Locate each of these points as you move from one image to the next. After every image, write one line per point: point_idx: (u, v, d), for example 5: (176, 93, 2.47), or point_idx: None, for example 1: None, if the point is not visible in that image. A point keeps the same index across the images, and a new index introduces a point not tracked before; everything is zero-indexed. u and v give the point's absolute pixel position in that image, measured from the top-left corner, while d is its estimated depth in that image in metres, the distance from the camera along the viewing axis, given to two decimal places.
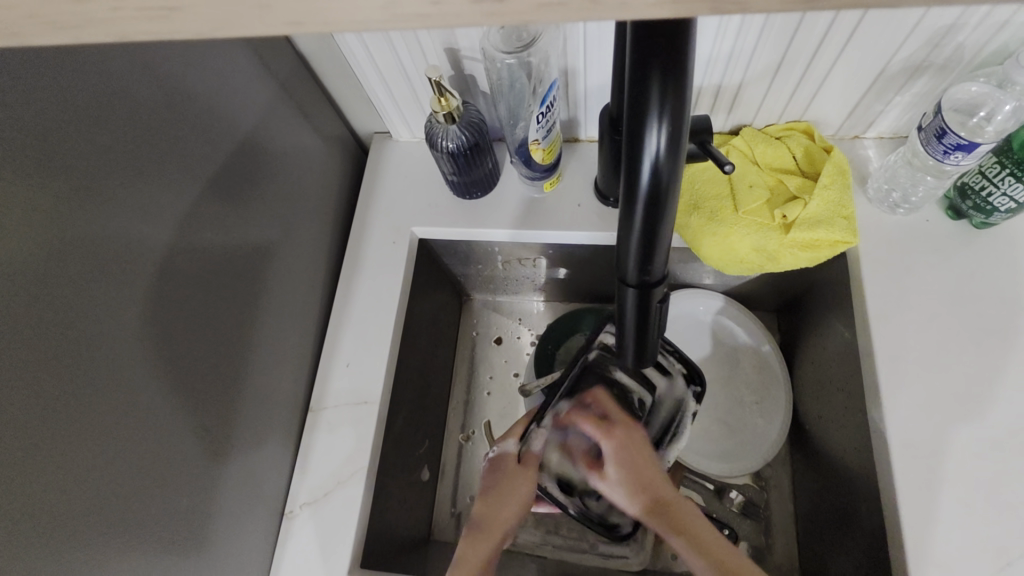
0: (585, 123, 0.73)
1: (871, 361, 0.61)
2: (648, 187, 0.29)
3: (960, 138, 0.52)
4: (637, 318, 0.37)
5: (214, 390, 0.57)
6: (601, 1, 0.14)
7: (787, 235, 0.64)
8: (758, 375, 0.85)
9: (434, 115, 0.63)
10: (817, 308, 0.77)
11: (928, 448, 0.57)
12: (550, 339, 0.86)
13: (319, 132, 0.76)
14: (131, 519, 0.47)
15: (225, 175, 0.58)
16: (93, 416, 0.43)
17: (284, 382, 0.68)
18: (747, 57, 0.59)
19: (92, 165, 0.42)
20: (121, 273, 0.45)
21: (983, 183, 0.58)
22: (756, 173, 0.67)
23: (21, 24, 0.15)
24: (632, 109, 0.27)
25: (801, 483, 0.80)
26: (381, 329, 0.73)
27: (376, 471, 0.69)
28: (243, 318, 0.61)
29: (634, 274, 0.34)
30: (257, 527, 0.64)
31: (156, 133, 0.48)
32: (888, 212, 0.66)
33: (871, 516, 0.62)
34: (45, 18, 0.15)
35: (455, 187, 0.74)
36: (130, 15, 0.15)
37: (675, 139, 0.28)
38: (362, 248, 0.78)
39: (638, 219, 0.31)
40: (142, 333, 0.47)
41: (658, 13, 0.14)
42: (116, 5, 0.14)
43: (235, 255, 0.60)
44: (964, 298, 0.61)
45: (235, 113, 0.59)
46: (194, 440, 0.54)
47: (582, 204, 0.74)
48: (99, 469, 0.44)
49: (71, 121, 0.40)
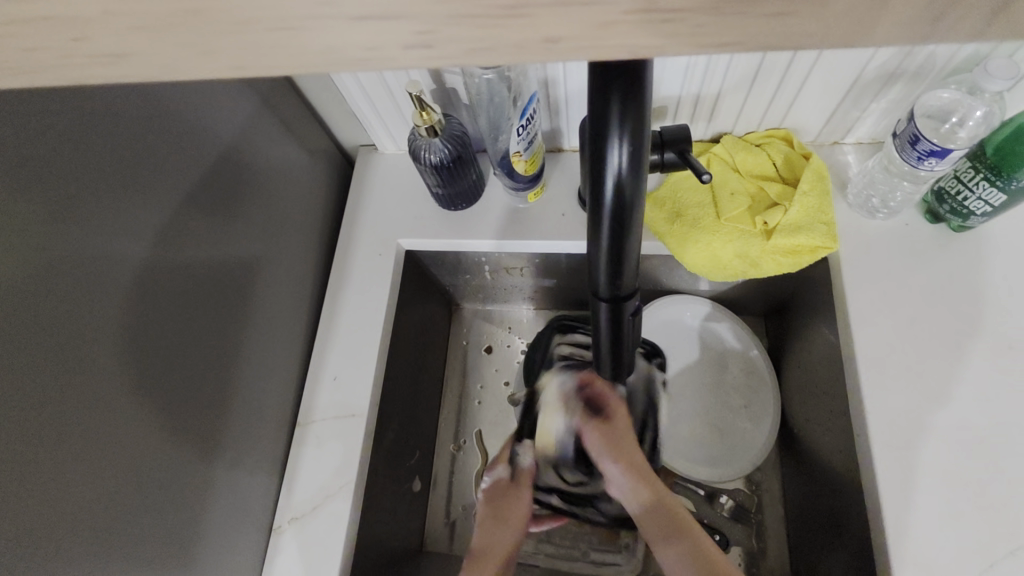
0: (568, 133, 0.74)
1: (853, 365, 0.62)
2: (612, 204, 0.30)
3: (933, 144, 0.53)
4: (611, 331, 0.37)
5: (201, 406, 0.57)
6: (530, 45, 0.14)
7: (768, 241, 0.65)
8: (746, 379, 0.86)
9: (416, 128, 0.64)
10: (802, 313, 0.78)
11: (911, 451, 0.57)
12: (538, 347, 0.86)
13: (303, 146, 0.76)
14: (117, 540, 0.47)
15: (207, 192, 0.58)
16: (76, 438, 0.43)
17: (272, 396, 0.68)
18: (724, 67, 0.60)
19: (74, 187, 0.42)
20: (104, 293, 0.45)
21: (958, 187, 0.59)
22: (737, 180, 0.68)
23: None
24: (593, 127, 0.28)
25: (790, 486, 0.80)
26: (369, 341, 0.73)
27: (365, 484, 0.69)
28: (228, 333, 0.62)
29: (605, 288, 0.34)
30: (246, 543, 0.64)
31: (139, 153, 0.49)
32: (867, 217, 0.67)
33: (859, 519, 0.62)
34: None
35: (440, 199, 0.74)
36: (75, 62, 0.15)
37: (636, 155, 0.28)
38: (348, 260, 0.78)
39: (605, 234, 0.31)
40: (126, 352, 0.47)
41: (587, 55, 0.15)
42: (62, 52, 0.15)
43: (219, 270, 0.60)
44: (944, 301, 0.62)
45: (216, 130, 0.59)
46: (180, 457, 0.54)
47: (567, 213, 0.74)
48: (84, 491, 0.44)
49: (53, 146, 0.41)
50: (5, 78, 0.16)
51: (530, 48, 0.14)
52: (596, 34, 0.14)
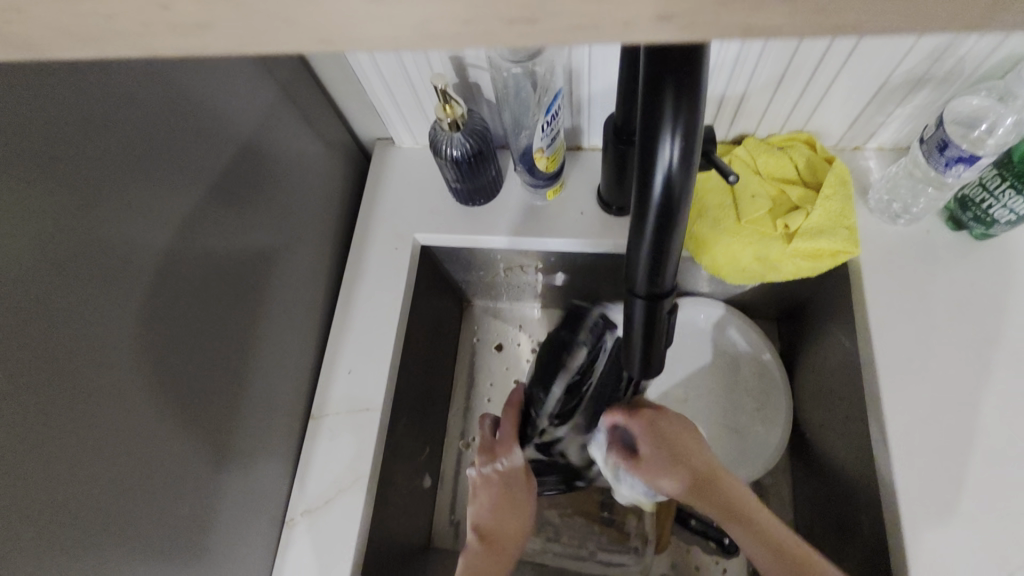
0: (588, 131, 0.73)
1: (873, 370, 0.62)
2: (659, 200, 0.29)
3: (961, 151, 0.53)
4: (645, 329, 0.37)
5: (215, 398, 0.57)
6: (629, 23, 0.14)
7: (789, 244, 0.65)
8: (758, 383, 0.85)
9: (438, 122, 0.63)
10: (818, 317, 0.77)
11: (930, 457, 0.57)
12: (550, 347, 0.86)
13: (322, 137, 0.76)
14: (131, 527, 0.47)
15: (227, 181, 0.58)
16: (95, 421, 0.43)
17: (286, 388, 0.68)
18: (750, 69, 0.59)
19: (96, 171, 0.42)
20: (121, 278, 0.45)
21: (983, 194, 0.59)
22: (759, 183, 0.67)
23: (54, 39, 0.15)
24: (645, 121, 0.28)
25: (801, 491, 0.80)
26: (383, 335, 0.73)
27: (377, 478, 0.69)
28: (245, 323, 0.61)
29: (643, 285, 0.34)
30: (257, 535, 0.64)
31: (160, 139, 0.48)
32: (889, 222, 0.67)
33: (872, 525, 0.62)
34: (79, 34, 0.15)
35: (458, 194, 0.74)
36: (159, 31, 0.15)
37: (688, 151, 0.28)
38: (364, 253, 0.78)
39: (648, 231, 0.31)
40: (144, 337, 0.47)
41: (682, 37, 0.14)
42: (147, 22, 0.15)
43: (237, 260, 0.60)
44: (965, 309, 0.62)
45: (237, 119, 0.59)
46: (195, 448, 0.54)
47: (585, 211, 0.74)
48: (99, 475, 0.43)
49: (76, 128, 0.41)
50: (85, 48, 0.16)
51: (631, 25, 0.14)
52: (704, 13, 0.14)
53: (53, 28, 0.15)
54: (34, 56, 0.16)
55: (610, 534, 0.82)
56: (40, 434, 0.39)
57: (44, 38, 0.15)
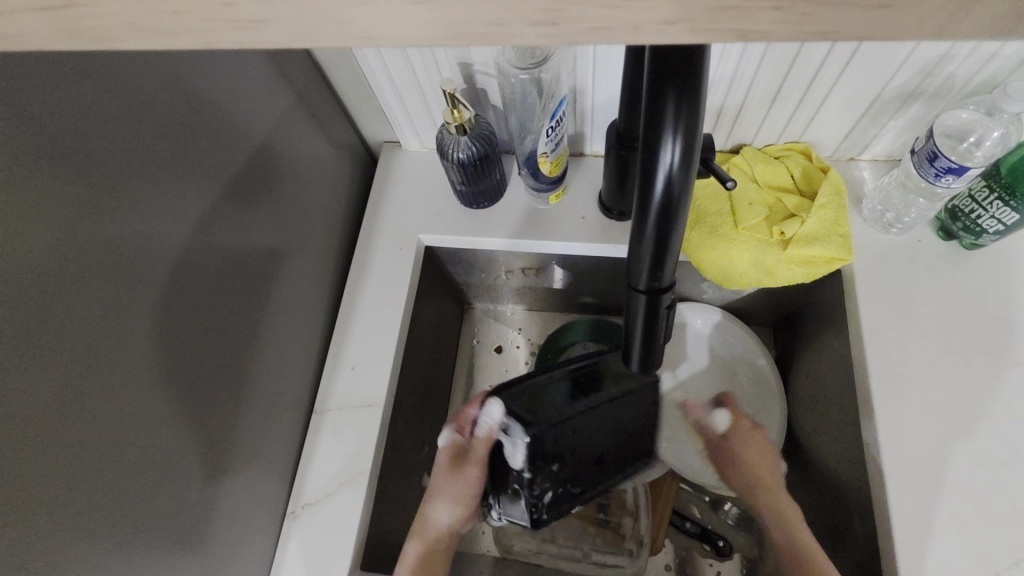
0: (591, 138, 0.75)
1: (865, 375, 0.63)
2: (660, 198, 0.31)
3: (950, 162, 0.55)
4: (646, 323, 0.39)
5: (222, 389, 0.58)
6: (642, 27, 0.16)
7: (785, 251, 0.67)
8: (753, 387, 0.86)
9: (445, 125, 0.65)
10: (813, 324, 0.79)
11: (919, 460, 0.58)
12: (550, 349, 0.87)
13: (331, 139, 0.77)
14: (137, 512, 0.48)
15: (240, 178, 0.59)
16: (107, 405, 0.44)
17: (290, 382, 0.69)
18: (748, 81, 0.61)
19: (117, 165, 0.44)
20: (137, 268, 0.46)
21: (972, 206, 0.60)
22: (755, 191, 0.69)
23: (123, 32, 0.17)
24: (648, 125, 0.29)
25: (795, 495, 0.81)
26: (387, 333, 0.75)
27: (378, 473, 0.70)
28: (253, 318, 0.63)
29: (644, 281, 0.36)
30: (259, 527, 0.65)
31: (178, 136, 0.50)
32: (882, 231, 0.68)
33: (863, 527, 0.63)
34: (145, 27, 0.17)
35: (463, 197, 0.75)
36: (218, 26, 0.17)
37: (687, 153, 0.30)
38: (369, 253, 0.79)
39: (650, 228, 0.33)
40: (155, 326, 0.48)
41: (689, 40, 0.16)
42: (208, 17, 0.16)
43: (248, 256, 0.61)
44: (955, 317, 0.64)
45: (251, 120, 0.60)
46: (201, 437, 0.55)
47: (586, 215, 0.76)
48: (109, 458, 0.45)
49: (100, 123, 0.42)
50: (149, 39, 0.17)
51: (640, 28, 0.16)
52: (705, 19, 0.15)
53: (124, 22, 0.17)
54: (103, 46, 0.18)
55: (606, 536, 0.83)
56: (54, 416, 0.40)
57: (114, 31, 0.17)
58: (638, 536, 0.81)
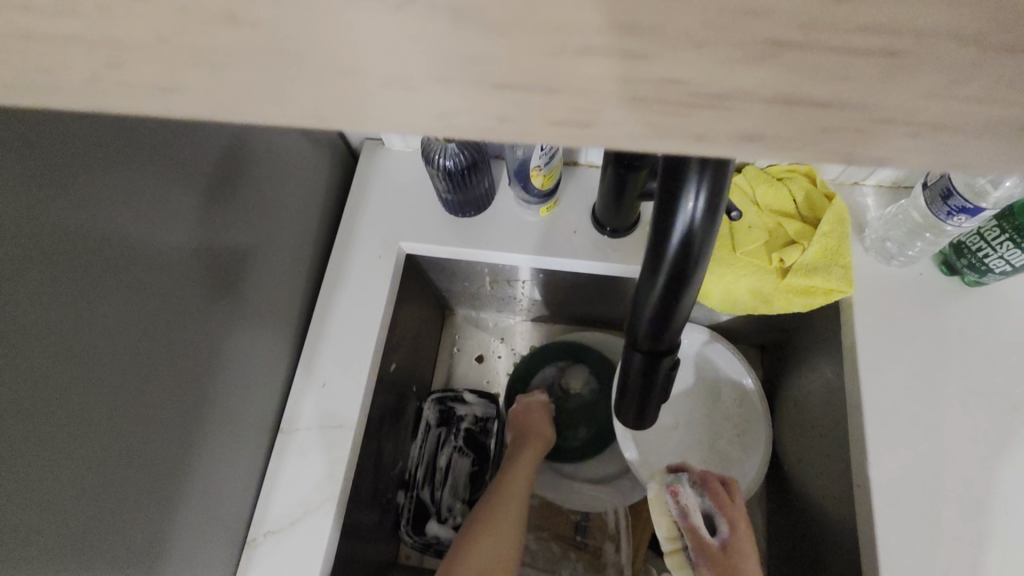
0: (586, 148, 0.71)
1: (859, 414, 0.61)
2: (676, 252, 0.28)
3: (964, 202, 0.52)
4: (642, 384, 0.35)
5: (180, 413, 0.53)
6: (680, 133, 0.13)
7: (783, 280, 0.64)
8: (738, 409, 0.83)
9: (431, 131, 0.60)
10: (802, 351, 0.77)
11: (912, 506, 0.57)
12: (517, 378, 0.88)
13: (306, 135, 0.72)
14: (83, 558, 0.43)
15: (202, 181, 0.54)
16: (45, 452, 0.39)
17: (255, 398, 0.65)
18: None
19: (56, 177, 0.38)
20: (83, 290, 0.41)
21: (980, 244, 0.58)
22: (756, 215, 0.66)
23: (39, 82, 0.13)
24: (668, 176, 0.26)
25: (777, 524, 0.80)
26: (361, 346, 0.70)
27: (347, 497, 0.66)
28: (214, 332, 0.57)
29: (645, 340, 0.32)
30: (217, 555, 0.60)
31: (132, 138, 0.44)
32: (883, 263, 0.66)
33: (847, 569, 0.62)
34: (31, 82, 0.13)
35: (448, 204, 0.71)
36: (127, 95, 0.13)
37: (710, 211, 0.26)
38: (344, 259, 0.74)
39: (659, 284, 0.29)
40: (104, 355, 0.43)
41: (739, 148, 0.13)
42: (168, 85, 0.13)
43: (210, 265, 0.56)
44: (953, 357, 0.61)
45: (216, 115, 0.55)
46: (153, 469, 0.50)
47: (578, 230, 0.72)
48: (50, 507, 0.40)
49: (47, 126, 0.37)
50: (69, 96, 0.13)
51: (708, 141, 0.13)
52: (800, 141, 0.12)
53: (45, 77, 0.13)
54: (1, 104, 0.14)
55: (585, 561, 0.80)
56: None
57: (25, 79, 0.13)
58: (618, 564, 0.79)
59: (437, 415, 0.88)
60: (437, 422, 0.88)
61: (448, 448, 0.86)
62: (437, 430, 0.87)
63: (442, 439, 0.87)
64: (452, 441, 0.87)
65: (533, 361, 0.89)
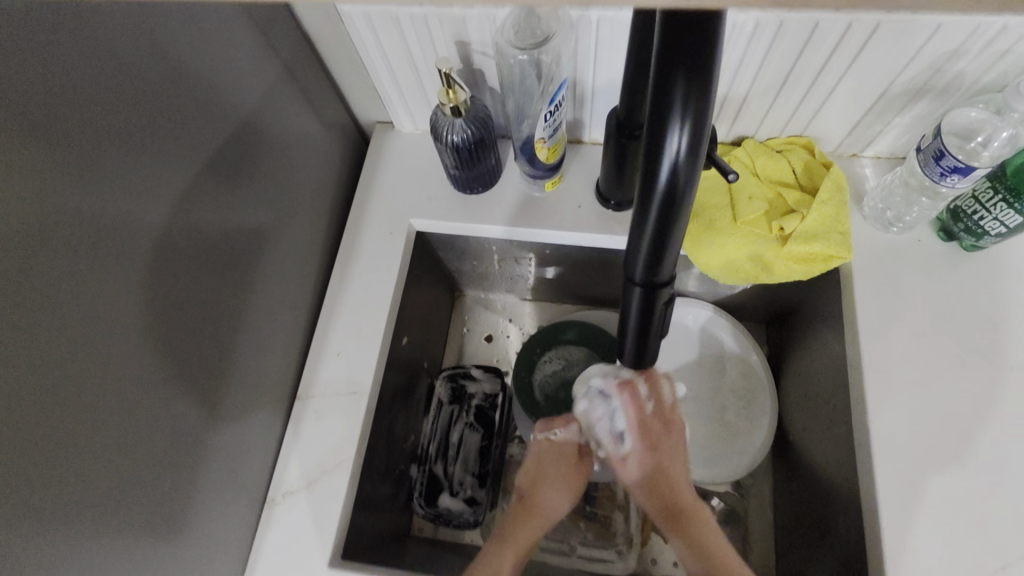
0: (590, 125, 0.73)
1: (857, 374, 0.63)
2: (664, 188, 0.30)
3: (957, 161, 0.54)
4: (641, 317, 0.38)
5: (203, 372, 0.56)
6: None
7: (783, 247, 0.65)
8: (743, 382, 0.85)
9: (440, 106, 0.63)
10: (805, 322, 0.78)
11: (910, 461, 0.58)
12: (522, 366, 0.88)
13: (321, 117, 0.75)
14: (113, 500, 0.46)
15: (222, 155, 0.57)
16: (82, 392, 0.42)
17: (273, 364, 0.68)
18: (755, 69, 0.60)
19: (89, 140, 0.41)
20: (116, 245, 0.44)
21: (975, 207, 0.59)
22: (756, 185, 0.68)
23: None
24: (655, 111, 0.28)
25: (782, 493, 0.81)
26: (374, 319, 0.73)
27: (362, 462, 0.69)
28: (235, 298, 0.60)
29: (641, 274, 0.35)
30: (239, 512, 0.63)
31: (158, 108, 0.47)
32: (881, 230, 0.67)
33: (850, 528, 0.63)
34: None
35: (456, 181, 0.73)
36: None
37: (694, 144, 0.29)
38: (357, 236, 0.77)
39: (651, 220, 0.32)
40: (134, 307, 0.46)
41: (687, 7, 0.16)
42: None
43: (231, 235, 0.59)
44: (952, 320, 0.63)
45: (237, 94, 0.58)
46: (177, 423, 0.53)
47: (583, 205, 0.74)
48: (85, 446, 0.43)
49: (78, 90, 0.40)
50: None
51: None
52: None
53: None
54: None
55: (594, 530, 0.82)
56: (40, 389, 0.39)
57: None
58: (627, 533, 0.81)
59: (448, 392, 0.91)
60: (448, 398, 0.90)
61: (459, 423, 0.89)
62: (448, 406, 0.90)
63: (453, 415, 0.89)
64: (463, 417, 0.89)
65: (540, 340, 0.90)
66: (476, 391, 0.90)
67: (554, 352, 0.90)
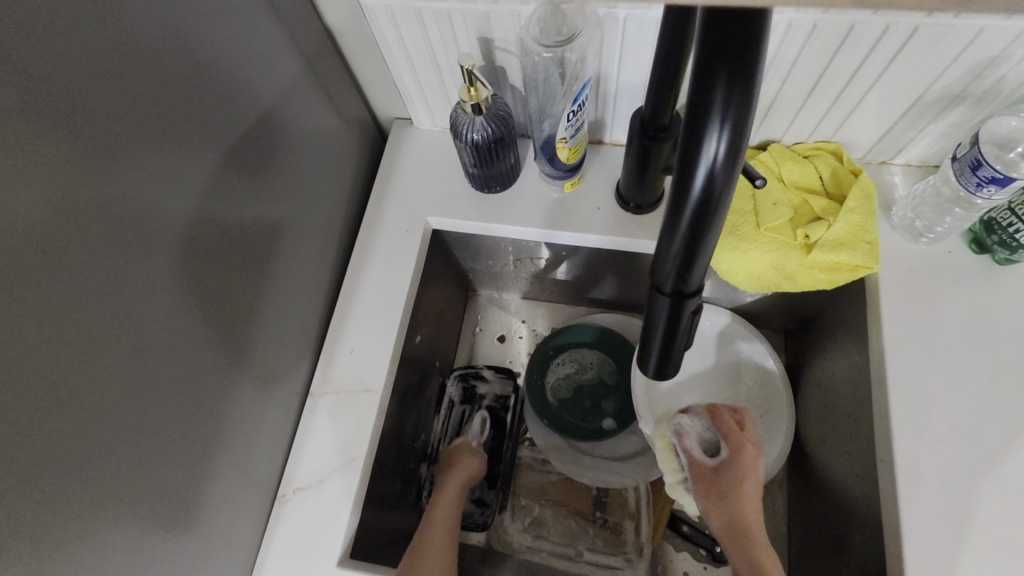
0: (612, 126, 0.72)
1: (881, 389, 0.61)
2: (699, 193, 0.29)
3: (995, 171, 0.52)
4: (666, 327, 0.37)
5: (217, 367, 0.56)
6: None
7: (807, 255, 0.64)
8: (760, 390, 0.83)
9: (461, 103, 0.62)
10: (826, 333, 0.77)
11: (934, 480, 0.56)
12: (535, 368, 0.88)
13: (340, 112, 0.74)
14: (123, 491, 0.46)
15: (242, 146, 0.56)
16: (96, 384, 0.42)
17: (287, 362, 0.67)
18: (785, 72, 0.58)
19: (111, 131, 0.41)
20: (136, 236, 0.44)
21: (1011, 219, 0.57)
22: (781, 191, 0.66)
23: None
24: (694, 112, 0.27)
25: (798, 505, 0.80)
26: (387, 317, 0.72)
27: (372, 460, 0.69)
28: (251, 292, 0.60)
29: (670, 283, 0.34)
30: (248, 508, 0.63)
31: (180, 99, 0.47)
32: (911, 241, 0.65)
33: (868, 545, 0.61)
34: None
35: (475, 180, 0.73)
36: None
37: (734, 148, 0.27)
38: (373, 233, 0.76)
39: (683, 227, 0.31)
40: (151, 300, 0.46)
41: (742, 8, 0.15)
42: None
43: (248, 228, 0.59)
44: (982, 334, 0.61)
45: (256, 83, 0.57)
46: (189, 416, 0.53)
47: (602, 207, 0.73)
48: (99, 437, 0.43)
49: (102, 81, 0.40)
50: None
51: None
52: None
53: None
54: None
55: (603, 536, 0.81)
56: (54, 381, 0.39)
57: None
58: (638, 542, 0.79)
59: (459, 392, 0.90)
60: (458, 399, 0.90)
61: (469, 423, 0.88)
62: (459, 406, 0.89)
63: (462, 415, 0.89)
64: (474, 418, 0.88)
65: (553, 342, 0.89)
66: (486, 391, 0.89)
67: (567, 355, 0.89)
